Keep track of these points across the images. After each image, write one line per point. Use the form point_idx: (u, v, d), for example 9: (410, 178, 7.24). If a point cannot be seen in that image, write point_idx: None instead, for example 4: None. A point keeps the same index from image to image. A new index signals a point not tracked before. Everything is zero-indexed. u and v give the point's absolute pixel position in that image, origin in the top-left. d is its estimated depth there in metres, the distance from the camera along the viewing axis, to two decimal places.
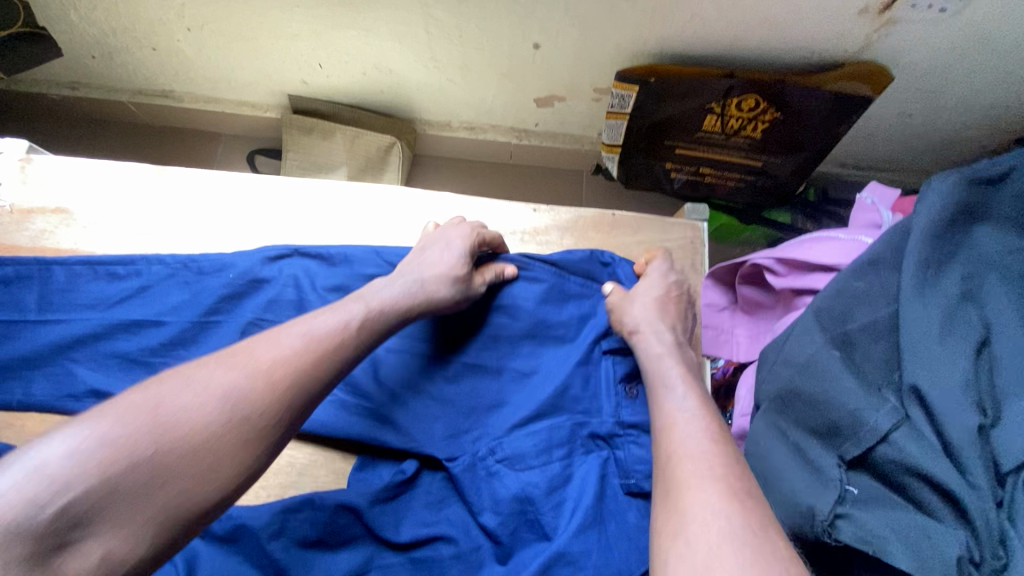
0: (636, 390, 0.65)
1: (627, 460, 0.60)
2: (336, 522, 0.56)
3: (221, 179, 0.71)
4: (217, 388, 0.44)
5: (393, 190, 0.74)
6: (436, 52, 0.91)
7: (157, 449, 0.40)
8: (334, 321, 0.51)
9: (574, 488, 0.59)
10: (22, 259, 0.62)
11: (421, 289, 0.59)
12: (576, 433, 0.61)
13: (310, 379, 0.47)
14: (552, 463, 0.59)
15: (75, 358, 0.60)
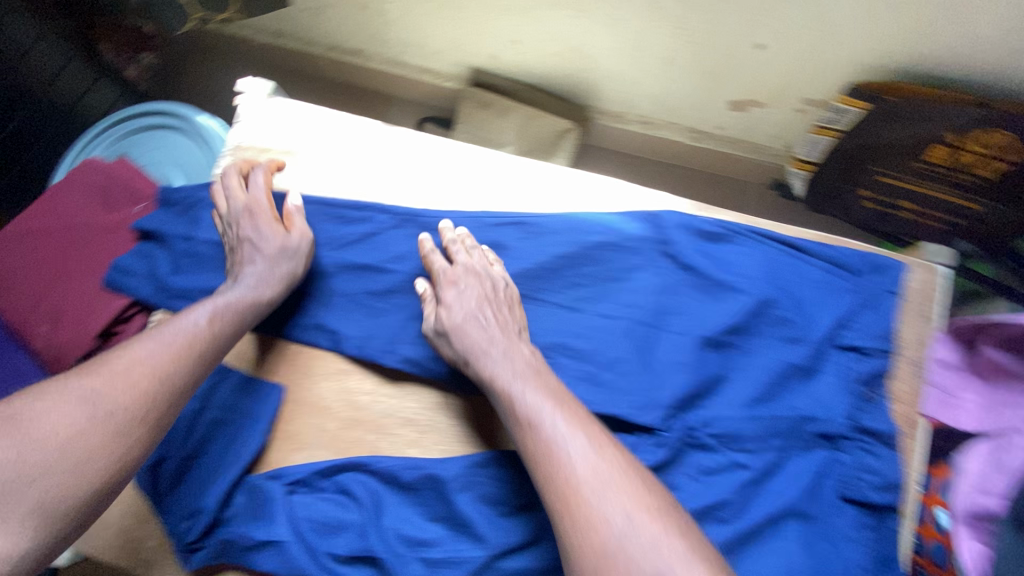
0: (875, 396, 0.59)
1: (853, 465, 0.57)
2: (519, 483, 0.57)
3: (436, 145, 0.71)
4: (90, 393, 0.47)
5: (600, 177, 0.67)
6: (643, 40, 0.87)
7: (20, 454, 0.42)
8: (187, 325, 0.54)
9: (782, 482, 0.56)
10: (267, 192, 0.69)
11: (270, 273, 0.60)
12: (801, 427, 0.57)
13: (172, 375, 0.51)
14: (767, 450, 0.57)
15: (300, 295, 0.65)
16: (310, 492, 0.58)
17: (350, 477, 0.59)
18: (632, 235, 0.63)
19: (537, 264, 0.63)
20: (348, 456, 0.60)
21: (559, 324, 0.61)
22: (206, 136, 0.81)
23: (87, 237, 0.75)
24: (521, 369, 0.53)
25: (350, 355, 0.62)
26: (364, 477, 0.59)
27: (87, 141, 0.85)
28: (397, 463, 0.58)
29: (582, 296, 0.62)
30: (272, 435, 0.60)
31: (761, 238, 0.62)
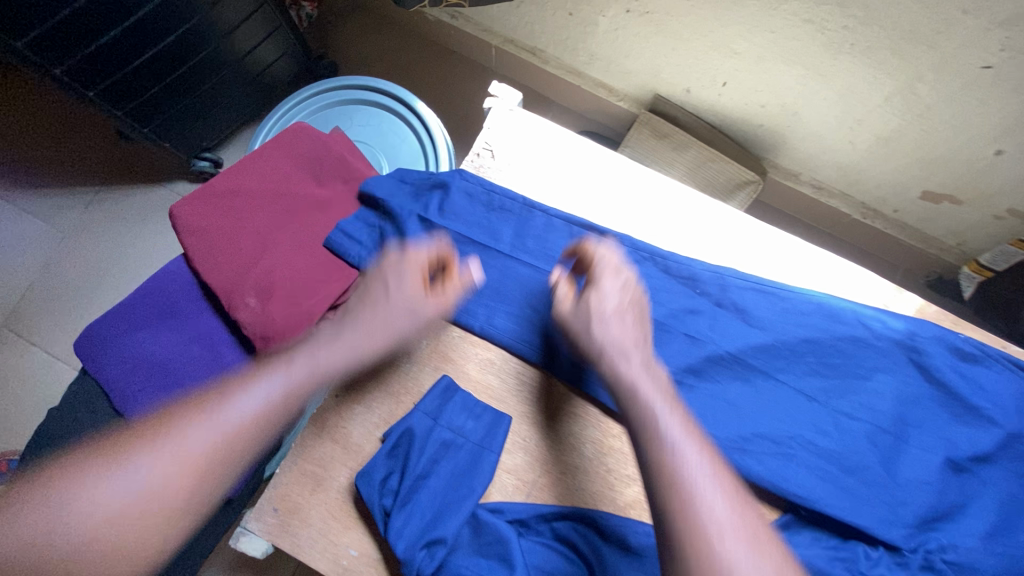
0: None
1: None
2: None
3: (682, 193, 0.69)
4: (230, 410, 0.49)
5: (842, 264, 0.66)
6: (870, 117, 0.85)
7: (163, 470, 0.46)
8: (307, 361, 0.52)
9: None
10: (510, 192, 0.68)
11: (409, 311, 0.57)
12: None
13: (297, 397, 0.51)
14: None
15: (532, 308, 0.64)
16: (530, 534, 0.57)
17: (569, 526, 0.56)
18: (886, 333, 0.61)
19: (785, 341, 0.61)
20: (567, 500, 0.58)
21: (804, 412, 0.60)
22: (420, 137, 0.79)
23: (296, 209, 0.71)
24: (642, 343, 0.51)
25: (577, 384, 0.61)
26: (585, 529, 0.56)
27: (295, 102, 0.83)
28: (622, 522, 0.56)
29: (823, 387, 0.61)
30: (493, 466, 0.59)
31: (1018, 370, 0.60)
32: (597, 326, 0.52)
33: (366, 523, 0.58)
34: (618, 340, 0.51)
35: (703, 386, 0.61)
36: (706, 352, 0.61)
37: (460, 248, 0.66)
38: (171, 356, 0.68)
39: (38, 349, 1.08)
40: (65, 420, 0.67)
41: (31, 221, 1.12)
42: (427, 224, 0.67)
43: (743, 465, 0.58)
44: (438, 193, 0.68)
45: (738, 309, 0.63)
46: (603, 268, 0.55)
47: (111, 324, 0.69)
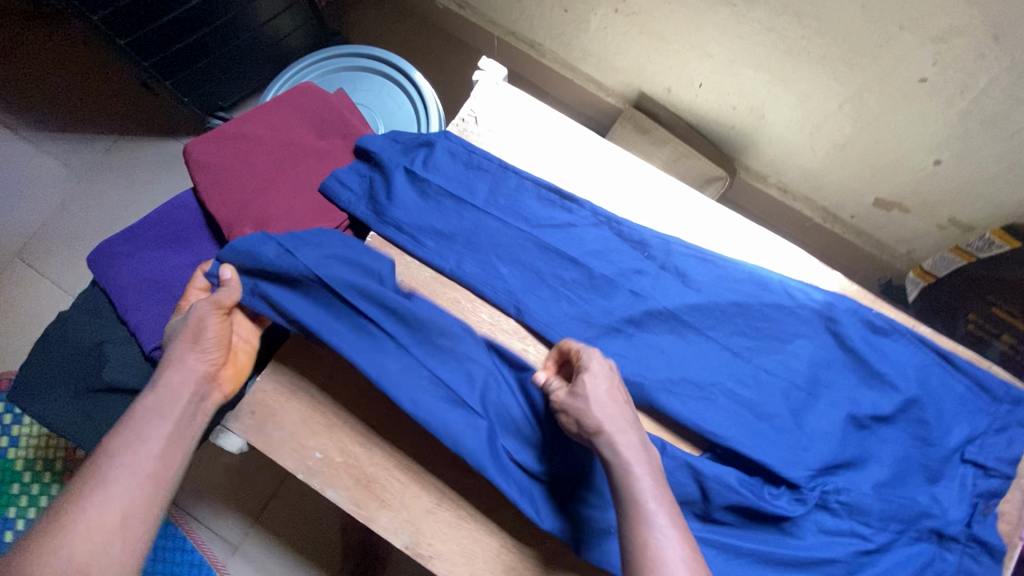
0: (989, 510, 0.63)
1: (955, 564, 0.61)
2: (670, 495, 0.62)
3: (643, 167, 0.76)
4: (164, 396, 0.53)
5: (779, 242, 0.73)
6: (827, 124, 0.93)
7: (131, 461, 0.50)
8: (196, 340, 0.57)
9: (892, 562, 0.61)
10: (488, 154, 0.76)
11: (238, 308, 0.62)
12: (920, 520, 0.62)
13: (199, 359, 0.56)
14: (885, 531, 0.62)
15: (497, 257, 0.72)
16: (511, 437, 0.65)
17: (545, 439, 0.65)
18: (808, 303, 0.69)
19: (718, 302, 0.69)
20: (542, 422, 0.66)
21: (728, 365, 0.67)
22: (416, 104, 0.88)
23: (297, 155, 0.79)
24: (632, 420, 0.55)
25: (529, 325, 0.69)
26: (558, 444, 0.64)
27: (307, 64, 0.91)
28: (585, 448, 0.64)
29: (747, 346, 0.68)
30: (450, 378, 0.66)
31: (920, 344, 0.69)
32: (596, 407, 0.54)
33: (332, 431, 0.67)
34: (614, 416, 0.54)
35: (641, 336, 0.68)
36: (647, 305, 0.69)
37: (439, 199, 0.74)
38: (172, 275, 0.75)
39: (47, 280, 1.16)
40: (69, 323, 0.75)
41: (53, 162, 1.21)
42: (412, 175, 0.75)
43: (668, 403, 0.65)
44: (425, 151, 0.76)
45: (681, 271, 0.70)
46: (598, 363, 0.57)
47: (121, 243, 0.77)
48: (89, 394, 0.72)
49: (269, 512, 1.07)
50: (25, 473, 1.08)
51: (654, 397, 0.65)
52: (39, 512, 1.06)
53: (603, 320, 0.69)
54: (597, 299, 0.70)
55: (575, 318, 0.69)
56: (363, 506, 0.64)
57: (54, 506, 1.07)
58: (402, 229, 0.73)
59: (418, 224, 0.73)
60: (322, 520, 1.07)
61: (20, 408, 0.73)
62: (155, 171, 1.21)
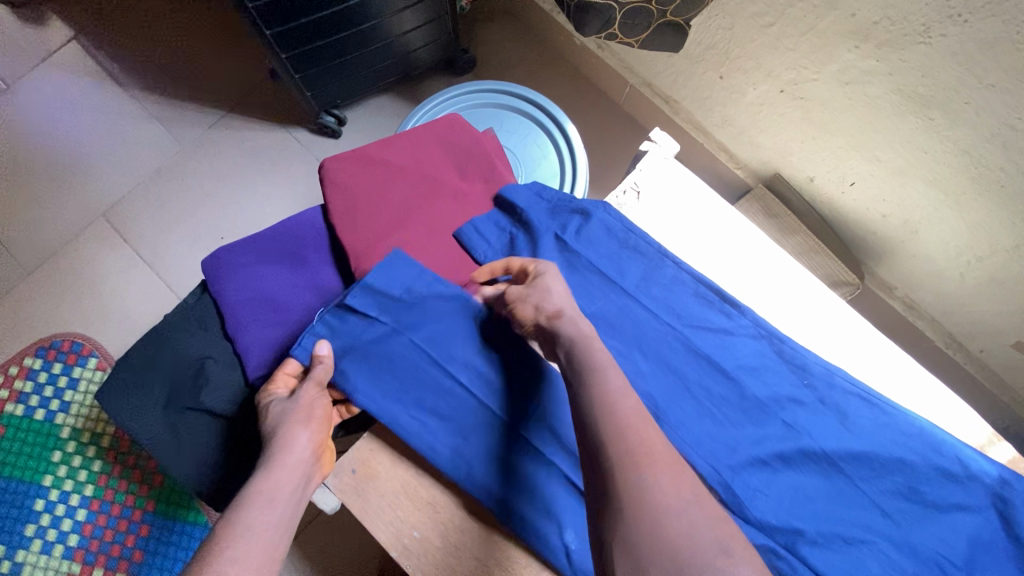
0: None
1: None
2: None
3: (808, 281, 0.69)
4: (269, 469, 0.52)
5: (944, 393, 0.66)
6: (992, 258, 0.85)
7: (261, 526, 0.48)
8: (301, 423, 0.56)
9: None
10: (647, 236, 0.69)
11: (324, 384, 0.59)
12: None
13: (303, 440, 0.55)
14: None
15: (640, 351, 0.65)
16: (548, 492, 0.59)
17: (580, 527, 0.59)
18: (978, 475, 0.61)
19: (877, 454, 0.62)
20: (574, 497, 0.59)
21: (879, 528, 0.60)
22: (562, 160, 0.82)
23: (435, 193, 0.74)
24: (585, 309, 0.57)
25: None
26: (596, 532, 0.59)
27: (479, 91, 0.86)
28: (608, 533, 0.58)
29: (903, 509, 0.61)
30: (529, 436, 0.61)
31: None
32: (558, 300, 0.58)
33: (433, 510, 0.61)
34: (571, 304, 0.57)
35: (788, 476, 0.62)
36: (799, 443, 0.62)
37: (586, 274, 0.67)
38: (286, 296, 0.71)
39: (129, 247, 1.13)
40: (174, 326, 0.71)
41: (155, 125, 1.17)
42: (562, 243, 0.68)
43: (811, 560, 0.58)
44: (578, 219, 0.70)
45: (842, 409, 0.64)
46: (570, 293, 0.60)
47: (238, 250, 0.73)
48: (180, 409, 0.67)
49: (309, 532, 1.02)
50: (69, 443, 1.04)
51: (794, 549, 0.59)
52: (75, 486, 1.02)
53: (747, 448, 0.62)
54: (745, 423, 0.63)
55: (718, 440, 0.62)
56: None
57: (92, 483, 1.02)
58: None
59: None
60: (358, 557, 1.02)
61: (103, 408, 0.68)
62: (256, 156, 1.17)
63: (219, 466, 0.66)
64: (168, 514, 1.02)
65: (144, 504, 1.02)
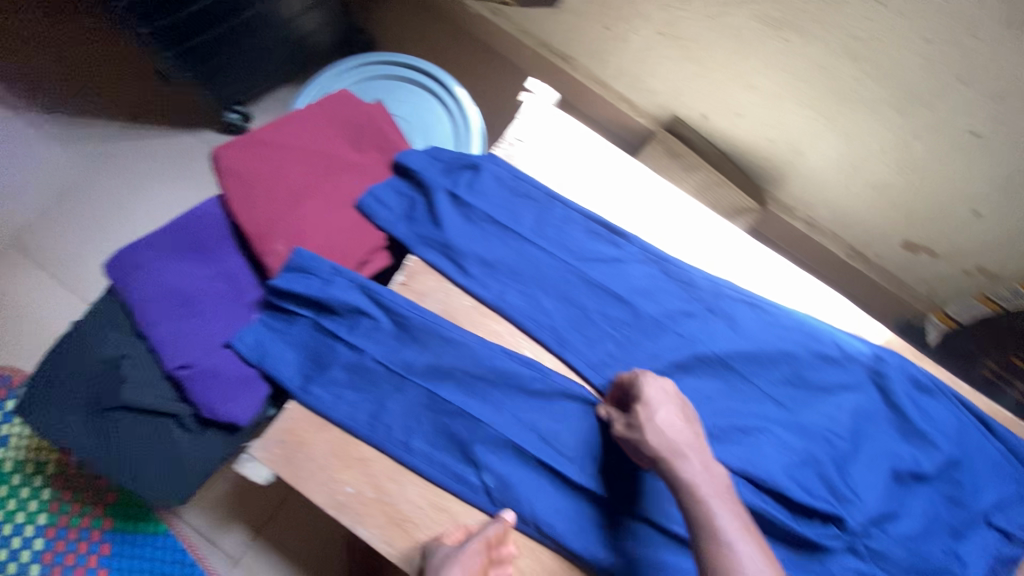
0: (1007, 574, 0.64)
1: None
2: None
3: (691, 204, 0.74)
4: None
5: (820, 286, 0.73)
6: (867, 166, 0.92)
7: None
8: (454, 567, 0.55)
9: None
10: (536, 182, 0.72)
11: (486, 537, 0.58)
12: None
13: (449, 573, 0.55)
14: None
15: (542, 291, 0.69)
16: (464, 420, 0.65)
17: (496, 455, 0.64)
18: (853, 356, 0.68)
19: (764, 351, 0.68)
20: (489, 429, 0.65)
21: (771, 415, 0.66)
22: (454, 118, 0.84)
23: (331, 168, 0.76)
24: (688, 434, 0.56)
25: (573, 365, 0.68)
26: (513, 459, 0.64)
27: (378, 59, 0.87)
28: (522, 458, 0.64)
29: (791, 395, 0.67)
30: (443, 381, 0.66)
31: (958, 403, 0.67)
32: (656, 434, 0.56)
33: (365, 465, 0.64)
34: (676, 440, 0.55)
35: (688, 381, 0.67)
36: (694, 352, 0.68)
37: (485, 225, 0.70)
38: (195, 288, 0.72)
39: (46, 272, 1.10)
40: (87, 333, 0.71)
41: (55, 146, 1.14)
42: (456, 199, 0.71)
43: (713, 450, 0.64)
44: (470, 174, 0.72)
45: (730, 315, 0.69)
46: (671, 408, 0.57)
47: (144, 249, 0.73)
48: (106, 412, 0.69)
49: (274, 525, 1.05)
50: (13, 476, 1.02)
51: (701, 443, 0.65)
52: (28, 517, 1.01)
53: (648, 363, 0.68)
54: (645, 341, 0.68)
55: (621, 359, 0.68)
56: (394, 544, 0.62)
57: (45, 511, 1.02)
58: (443, 256, 0.69)
59: (463, 251, 0.69)
60: (324, 536, 1.05)
61: (31, 422, 0.69)
62: (165, 163, 1.15)
63: (158, 457, 0.68)
64: (129, 528, 1.02)
65: (102, 523, 1.02)
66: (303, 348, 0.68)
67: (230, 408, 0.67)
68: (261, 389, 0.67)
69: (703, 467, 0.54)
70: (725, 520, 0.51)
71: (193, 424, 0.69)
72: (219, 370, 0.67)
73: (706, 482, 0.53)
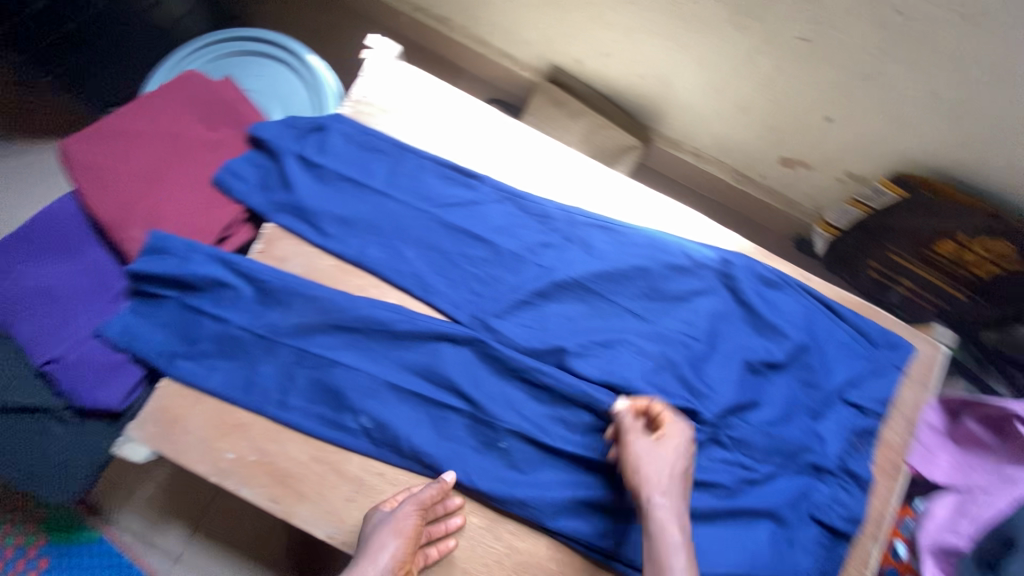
0: (863, 446, 0.68)
1: (829, 496, 0.66)
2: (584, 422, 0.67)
3: (541, 139, 0.76)
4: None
5: (671, 202, 0.76)
6: (728, 87, 0.95)
7: None
8: (390, 530, 0.58)
9: (776, 492, 0.65)
10: (384, 135, 0.73)
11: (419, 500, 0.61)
12: (801, 456, 0.67)
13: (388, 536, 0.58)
14: (772, 463, 0.66)
15: (401, 240, 0.70)
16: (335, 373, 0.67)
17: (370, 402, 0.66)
18: (703, 263, 0.71)
19: (620, 269, 0.71)
20: (363, 377, 0.67)
21: (631, 328, 0.70)
22: (311, 86, 0.85)
23: (184, 149, 0.76)
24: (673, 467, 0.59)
25: (438, 307, 0.69)
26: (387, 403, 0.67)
27: (232, 36, 0.87)
28: (397, 400, 0.67)
29: (650, 307, 0.71)
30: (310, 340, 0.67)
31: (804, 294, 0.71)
32: (651, 465, 0.58)
33: (242, 431, 0.66)
34: (666, 476, 0.58)
35: (551, 307, 0.70)
36: (553, 278, 0.70)
37: (337, 183, 0.71)
38: (60, 285, 0.72)
39: None
40: None
41: None
42: (305, 162, 0.71)
43: (578, 366, 0.67)
44: (319, 136, 0.73)
45: (586, 240, 0.72)
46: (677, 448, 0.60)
47: (6, 254, 0.74)
48: None
49: (210, 520, 1.05)
50: None
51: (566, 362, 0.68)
52: None
53: (511, 296, 0.70)
54: (505, 275, 0.70)
55: (483, 295, 0.69)
56: (278, 500, 0.64)
57: None
58: (299, 218, 0.70)
59: (316, 211, 0.70)
60: (261, 524, 1.06)
61: None
62: None
63: (31, 455, 0.67)
64: (64, 541, 1.03)
65: (36, 539, 1.02)
66: (171, 327, 0.69)
67: (102, 395, 0.67)
68: (131, 372, 0.68)
69: (671, 503, 0.57)
70: (671, 550, 0.54)
71: (71, 417, 0.69)
72: (87, 359, 0.68)
73: (666, 520, 0.56)
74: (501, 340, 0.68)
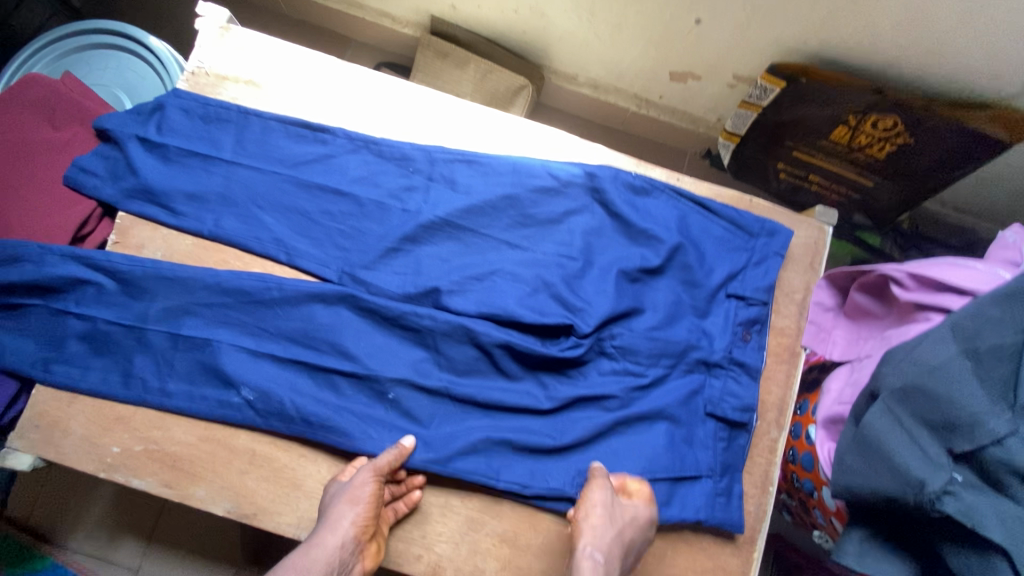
0: (750, 335, 0.68)
1: (721, 390, 0.66)
2: (467, 357, 0.66)
3: (392, 83, 0.75)
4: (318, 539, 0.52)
5: (532, 125, 0.74)
6: (597, 7, 0.91)
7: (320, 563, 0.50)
8: (348, 495, 0.56)
9: (667, 393, 0.66)
10: (225, 104, 0.71)
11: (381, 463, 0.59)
12: (688, 354, 0.66)
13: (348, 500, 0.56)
14: (659, 366, 0.66)
15: (258, 207, 0.68)
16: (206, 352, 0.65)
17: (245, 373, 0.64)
18: (569, 180, 0.70)
19: (485, 200, 0.69)
20: (234, 351, 0.65)
21: (505, 256, 0.68)
22: (159, 69, 0.83)
23: (28, 153, 0.73)
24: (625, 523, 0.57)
25: (305, 268, 0.68)
26: (264, 371, 0.65)
27: (74, 31, 0.85)
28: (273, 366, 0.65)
29: (521, 233, 0.69)
30: (178, 322, 0.66)
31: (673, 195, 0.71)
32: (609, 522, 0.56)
33: (125, 424, 0.65)
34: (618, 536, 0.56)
35: (421, 249, 0.68)
36: (417, 220, 0.69)
37: (184, 160, 0.69)
38: None
39: None
40: None
41: None
42: (147, 143, 0.69)
43: (453, 302, 0.66)
44: (159, 115, 0.70)
45: (448, 177, 0.71)
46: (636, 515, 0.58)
47: None
48: None
49: (161, 527, 1.05)
50: None
51: (441, 301, 0.67)
52: None
53: (377, 244, 0.68)
54: (369, 225, 0.69)
55: (350, 249, 0.68)
56: (171, 483, 0.64)
57: None
58: (150, 202, 0.68)
59: (165, 191, 0.68)
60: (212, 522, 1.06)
61: None
62: None
63: None
64: None
65: None
66: (33, 333, 0.66)
67: None
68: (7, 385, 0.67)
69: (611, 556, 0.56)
70: None
71: None
72: None
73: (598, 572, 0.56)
74: (372, 290, 0.67)
